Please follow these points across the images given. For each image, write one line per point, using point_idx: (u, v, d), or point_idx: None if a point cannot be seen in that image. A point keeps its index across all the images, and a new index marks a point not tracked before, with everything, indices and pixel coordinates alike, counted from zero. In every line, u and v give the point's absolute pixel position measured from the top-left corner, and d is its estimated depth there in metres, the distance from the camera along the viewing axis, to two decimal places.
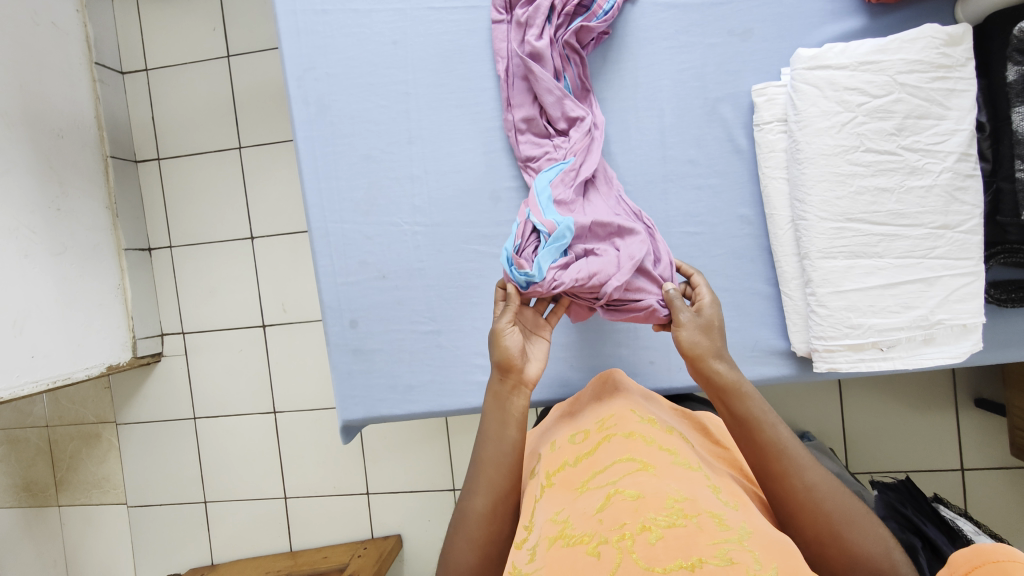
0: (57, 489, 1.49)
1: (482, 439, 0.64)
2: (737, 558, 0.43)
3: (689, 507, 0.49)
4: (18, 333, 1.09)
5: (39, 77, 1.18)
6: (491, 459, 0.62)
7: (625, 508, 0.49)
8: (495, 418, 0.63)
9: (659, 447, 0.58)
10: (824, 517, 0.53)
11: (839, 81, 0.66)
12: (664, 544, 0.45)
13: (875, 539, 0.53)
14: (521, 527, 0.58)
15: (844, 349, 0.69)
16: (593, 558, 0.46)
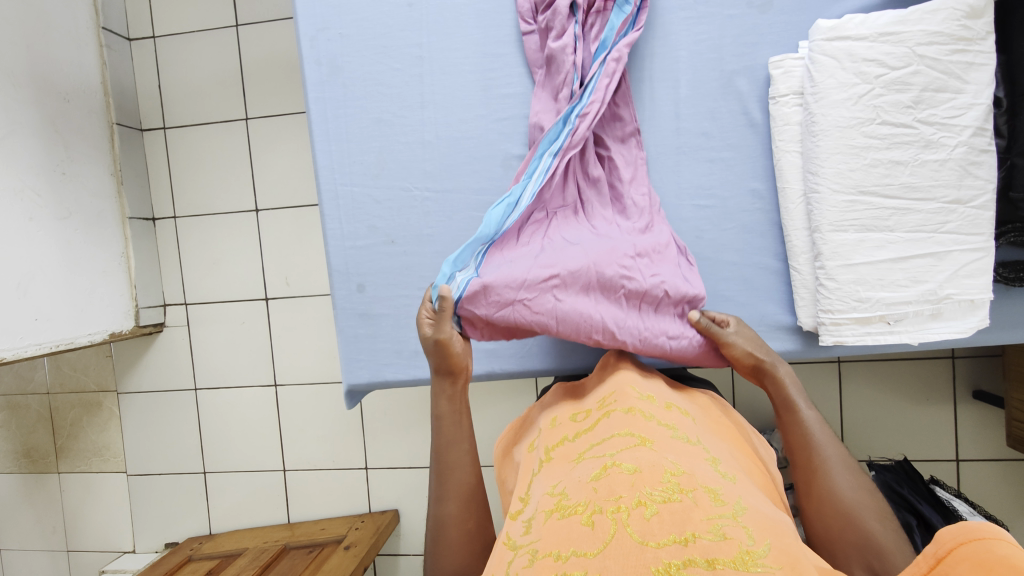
0: (58, 456, 1.50)
1: (439, 448, 0.66)
2: (730, 533, 0.44)
3: (686, 482, 0.48)
4: (22, 294, 1.09)
5: (46, 38, 1.17)
6: (455, 463, 0.65)
7: (622, 481, 0.49)
8: (450, 422, 0.66)
9: (657, 422, 0.57)
10: (828, 485, 0.58)
11: (858, 52, 0.65)
12: (660, 520, 0.45)
13: (874, 511, 0.55)
14: (517, 497, 0.59)
15: (850, 322, 0.69)
16: (587, 529, 0.47)
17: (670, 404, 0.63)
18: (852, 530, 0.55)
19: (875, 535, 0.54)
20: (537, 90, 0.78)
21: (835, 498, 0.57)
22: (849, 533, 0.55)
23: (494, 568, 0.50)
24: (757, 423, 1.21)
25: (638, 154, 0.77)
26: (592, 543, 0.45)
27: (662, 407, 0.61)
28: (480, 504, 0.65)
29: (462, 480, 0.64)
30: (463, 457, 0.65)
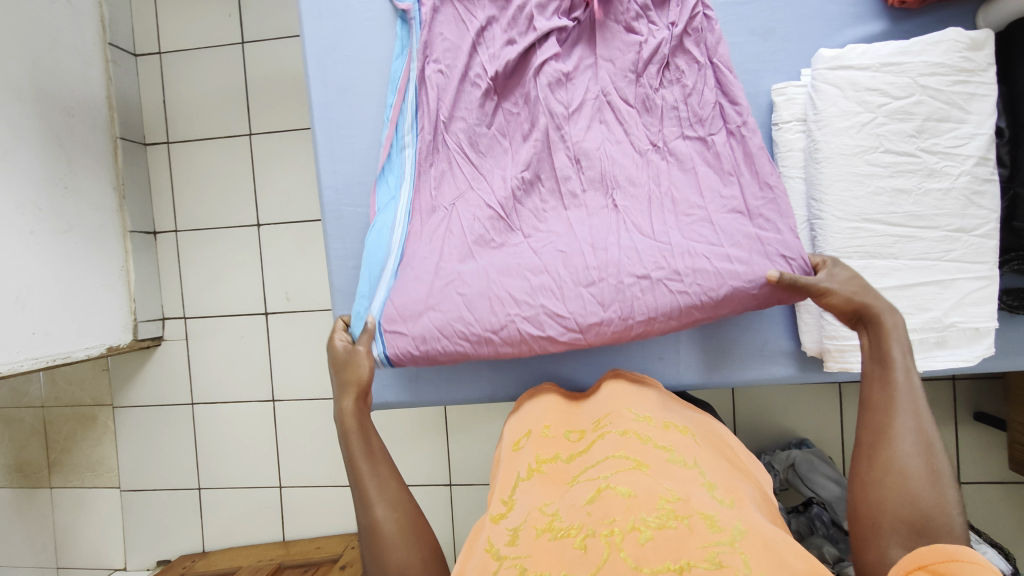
0: (50, 471, 1.48)
1: (362, 506, 0.59)
2: (726, 562, 0.44)
3: (681, 508, 0.48)
4: (20, 307, 1.08)
5: (53, 53, 1.18)
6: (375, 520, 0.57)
7: (617, 505, 0.49)
8: (373, 480, 0.60)
9: (653, 445, 0.57)
10: (896, 460, 0.52)
11: (861, 82, 0.66)
12: (654, 546, 0.45)
13: (936, 489, 0.49)
14: (498, 499, 0.59)
15: (855, 348, 0.69)
16: (581, 552, 0.46)
17: (669, 422, 0.63)
18: (905, 505, 0.49)
19: (938, 517, 0.48)
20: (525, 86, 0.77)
21: (902, 471, 0.51)
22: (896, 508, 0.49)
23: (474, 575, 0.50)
24: (758, 445, 1.20)
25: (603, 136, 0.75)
26: (585, 568, 0.45)
27: (660, 427, 0.61)
28: (421, 529, 0.58)
29: (399, 505, 0.59)
30: (378, 475, 0.61)
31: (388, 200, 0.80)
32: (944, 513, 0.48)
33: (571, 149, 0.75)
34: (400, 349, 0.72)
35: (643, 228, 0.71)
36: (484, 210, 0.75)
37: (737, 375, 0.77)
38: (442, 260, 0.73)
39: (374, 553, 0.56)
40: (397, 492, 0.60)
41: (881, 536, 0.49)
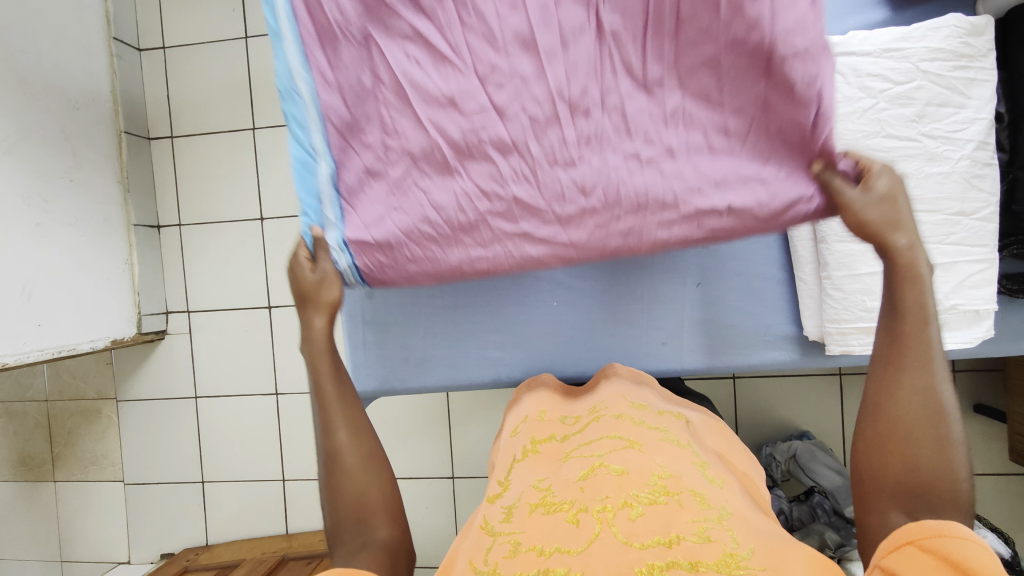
0: (54, 464, 1.49)
1: (325, 436, 0.59)
2: (715, 537, 0.45)
3: (672, 485, 0.50)
4: (27, 300, 1.09)
5: (59, 48, 1.19)
6: (333, 452, 0.58)
7: (609, 482, 0.50)
8: (340, 410, 0.60)
9: (647, 427, 0.59)
10: (905, 425, 0.48)
11: (862, 68, 0.67)
12: (644, 522, 0.46)
13: (946, 457, 0.47)
14: (493, 482, 0.60)
15: (857, 331, 0.69)
16: (572, 526, 0.47)
17: (663, 409, 0.65)
18: (905, 471, 0.47)
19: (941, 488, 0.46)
20: None
21: (910, 446, 0.47)
22: (901, 473, 0.47)
23: (471, 549, 0.51)
24: (758, 436, 1.21)
25: None
26: (577, 542, 0.46)
27: (655, 413, 0.64)
28: (376, 455, 0.59)
29: (364, 441, 0.59)
30: (343, 420, 0.59)
31: None
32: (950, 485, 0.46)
33: None
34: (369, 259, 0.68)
35: None
36: None
37: (739, 360, 0.78)
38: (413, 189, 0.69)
39: (330, 481, 0.57)
40: (359, 424, 0.60)
41: (881, 501, 0.48)
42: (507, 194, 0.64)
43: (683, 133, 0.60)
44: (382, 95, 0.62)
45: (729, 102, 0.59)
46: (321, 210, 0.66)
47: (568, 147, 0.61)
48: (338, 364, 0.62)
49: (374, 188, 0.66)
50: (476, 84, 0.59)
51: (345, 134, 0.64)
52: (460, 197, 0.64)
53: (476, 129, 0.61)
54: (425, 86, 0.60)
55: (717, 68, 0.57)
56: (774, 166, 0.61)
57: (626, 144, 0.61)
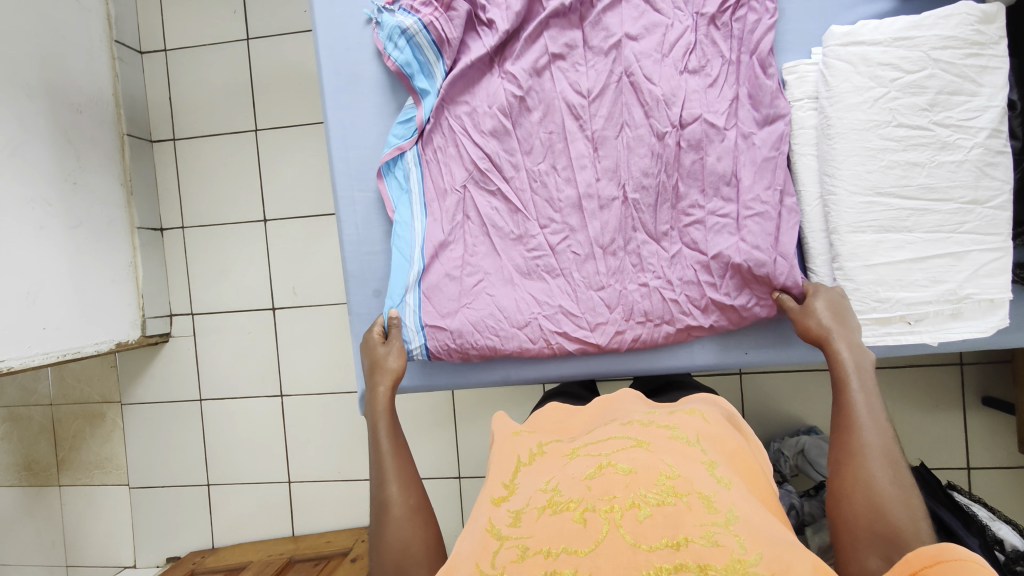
0: (59, 468, 1.48)
1: (378, 484, 0.63)
2: (722, 541, 0.45)
3: (681, 485, 0.49)
4: (31, 303, 1.09)
5: (61, 51, 1.19)
6: (383, 500, 0.62)
7: (617, 482, 0.50)
8: (394, 462, 0.65)
9: (656, 427, 0.58)
10: (862, 471, 0.55)
11: (872, 57, 0.66)
12: (652, 523, 0.46)
13: (905, 501, 0.52)
14: (498, 484, 0.60)
15: (870, 323, 0.70)
16: (579, 525, 0.47)
17: (673, 407, 0.64)
18: (872, 516, 0.52)
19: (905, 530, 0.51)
20: (541, 73, 0.77)
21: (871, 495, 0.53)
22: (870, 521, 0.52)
23: (476, 552, 0.51)
24: (766, 432, 1.20)
25: (617, 128, 0.76)
26: (584, 542, 0.46)
27: (664, 413, 0.63)
28: (425, 509, 0.62)
29: (413, 493, 0.62)
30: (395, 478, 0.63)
31: (400, 193, 0.80)
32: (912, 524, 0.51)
33: (590, 137, 0.76)
34: (439, 342, 0.77)
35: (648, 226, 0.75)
36: (505, 204, 0.78)
37: (750, 354, 0.78)
38: (467, 255, 0.79)
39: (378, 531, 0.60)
40: (410, 477, 0.64)
41: (858, 550, 0.52)
42: (553, 302, 0.77)
43: (681, 271, 0.75)
44: (471, 220, 0.80)
45: (714, 252, 0.74)
46: (407, 270, 0.78)
47: (599, 277, 0.77)
48: (394, 425, 0.68)
49: (444, 259, 0.79)
50: (537, 231, 0.78)
51: (439, 198, 0.80)
52: (511, 277, 0.78)
53: (531, 255, 0.78)
54: (500, 228, 0.79)
55: (704, 228, 0.74)
56: (748, 294, 0.74)
57: (639, 280, 0.76)
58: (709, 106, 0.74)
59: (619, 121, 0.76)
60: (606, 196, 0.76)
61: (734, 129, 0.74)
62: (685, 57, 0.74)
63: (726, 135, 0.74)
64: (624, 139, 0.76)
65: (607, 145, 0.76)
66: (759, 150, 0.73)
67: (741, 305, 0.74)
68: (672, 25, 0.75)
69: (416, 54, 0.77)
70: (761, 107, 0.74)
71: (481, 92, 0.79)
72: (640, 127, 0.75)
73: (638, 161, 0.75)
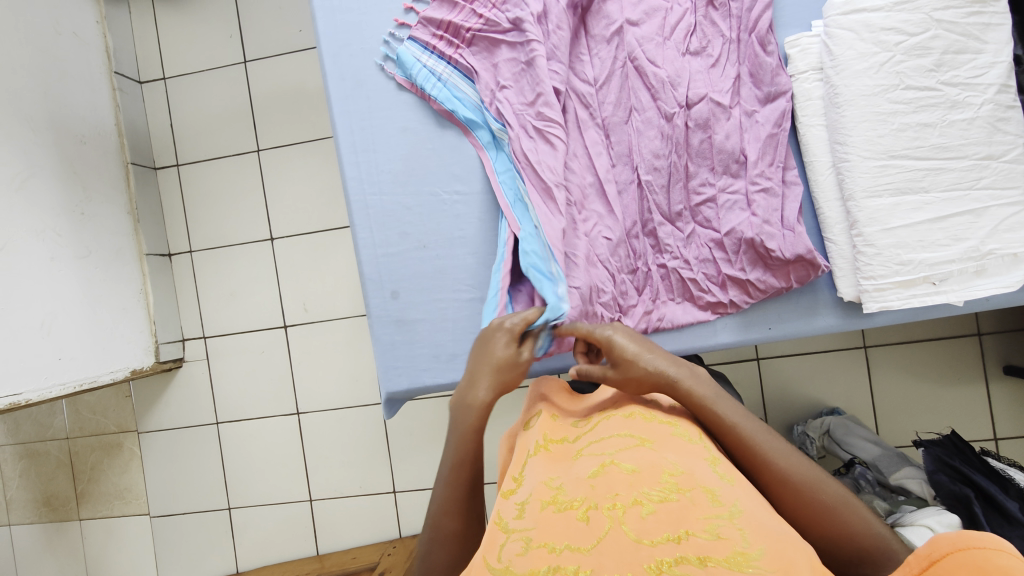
0: (78, 502, 1.47)
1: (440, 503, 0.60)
2: (724, 534, 0.44)
3: (684, 481, 0.48)
4: (46, 333, 1.09)
5: (63, 84, 1.21)
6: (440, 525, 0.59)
7: (621, 480, 0.49)
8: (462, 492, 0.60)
9: (658, 422, 0.57)
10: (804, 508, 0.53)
11: (875, 23, 0.67)
12: (656, 518, 0.45)
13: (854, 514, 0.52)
14: (508, 476, 0.57)
15: (894, 286, 0.69)
16: (582, 524, 0.47)
17: (675, 400, 0.62)
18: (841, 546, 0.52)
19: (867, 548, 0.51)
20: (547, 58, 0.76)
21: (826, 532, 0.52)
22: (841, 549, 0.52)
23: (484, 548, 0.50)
24: (790, 416, 1.19)
25: (625, 112, 0.77)
26: (587, 540, 0.45)
27: (665, 407, 0.61)
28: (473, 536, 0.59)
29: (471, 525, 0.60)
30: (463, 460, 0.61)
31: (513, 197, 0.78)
32: (867, 538, 0.51)
33: (600, 124, 0.78)
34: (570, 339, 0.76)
35: (662, 208, 0.76)
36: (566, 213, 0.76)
37: (776, 330, 0.77)
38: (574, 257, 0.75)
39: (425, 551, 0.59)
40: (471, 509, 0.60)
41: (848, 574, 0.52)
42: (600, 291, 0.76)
43: (697, 249, 0.76)
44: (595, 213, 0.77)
45: (727, 228, 0.74)
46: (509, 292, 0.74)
47: (626, 261, 0.77)
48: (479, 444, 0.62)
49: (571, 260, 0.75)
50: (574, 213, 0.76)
51: (543, 193, 0.75)
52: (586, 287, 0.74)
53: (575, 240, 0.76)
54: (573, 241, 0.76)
55: (716, 207, 0.75)
56: (762, 268, 0.74)
57: (658, 261, 0.77)
58: (713, 86, 0.75)
59: (626, 105, 0.77)
60: (622, 180, 0.78)
61: (738, 107, 0.75)
62: (686, 39, 0.76)
63: (731, 113, 0.74)
64: (634, 124, 0.77)
65: (621, 133, 0.78)
66: (763, 128, 0.74)
67: (756, 279, 0.74)
68: (672, 8, 0.77)
69: (454, 93, 0.79)
70: (764, 85, 0.75)
71: (518, 82, 0.77)
72: (648, 110, 0.76)
73: (648, 143, 0.76)
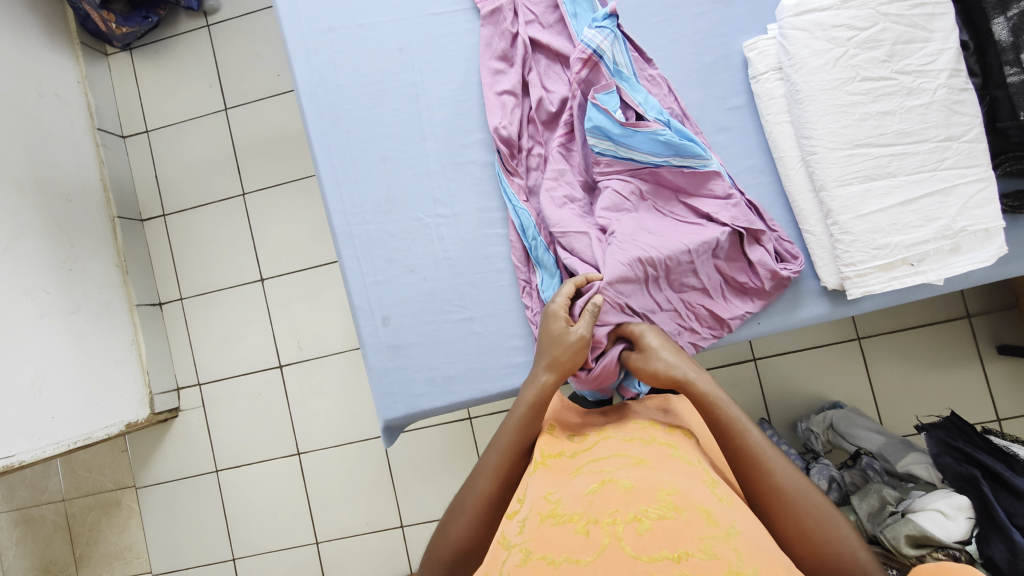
0: (78, 567, 1.43)
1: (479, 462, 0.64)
2: (721, 554, 0.44)
3: (680, 501, 0.48)
4: (38, 393, 1.08)
5: (46, 145, 1.22)
6: (478, 490, 0.62)
7: (617, 498, 0.49)
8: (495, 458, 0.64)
9: (657, 444, 0.57)
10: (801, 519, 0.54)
11: (826, 21, 0.70)
12: (653, 535, 0.45)
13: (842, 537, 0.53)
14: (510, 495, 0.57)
15: (874, 271, 0.70)
16: (581, 537, 0.46)
17: (672, 425, 0.62)
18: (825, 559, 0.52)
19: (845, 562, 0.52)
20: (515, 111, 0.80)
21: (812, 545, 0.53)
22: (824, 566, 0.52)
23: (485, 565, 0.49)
24: (792, 414, 1.18)
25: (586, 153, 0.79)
26: (586, 552, 0.45)
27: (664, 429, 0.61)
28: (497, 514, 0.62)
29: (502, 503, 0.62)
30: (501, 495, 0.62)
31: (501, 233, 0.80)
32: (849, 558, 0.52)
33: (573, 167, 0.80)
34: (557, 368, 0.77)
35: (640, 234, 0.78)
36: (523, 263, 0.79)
37: (765, 325, 0.77)
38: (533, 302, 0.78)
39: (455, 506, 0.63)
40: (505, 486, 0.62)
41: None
42: None
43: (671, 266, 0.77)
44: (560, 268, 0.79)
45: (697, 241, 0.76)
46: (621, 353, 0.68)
47: None
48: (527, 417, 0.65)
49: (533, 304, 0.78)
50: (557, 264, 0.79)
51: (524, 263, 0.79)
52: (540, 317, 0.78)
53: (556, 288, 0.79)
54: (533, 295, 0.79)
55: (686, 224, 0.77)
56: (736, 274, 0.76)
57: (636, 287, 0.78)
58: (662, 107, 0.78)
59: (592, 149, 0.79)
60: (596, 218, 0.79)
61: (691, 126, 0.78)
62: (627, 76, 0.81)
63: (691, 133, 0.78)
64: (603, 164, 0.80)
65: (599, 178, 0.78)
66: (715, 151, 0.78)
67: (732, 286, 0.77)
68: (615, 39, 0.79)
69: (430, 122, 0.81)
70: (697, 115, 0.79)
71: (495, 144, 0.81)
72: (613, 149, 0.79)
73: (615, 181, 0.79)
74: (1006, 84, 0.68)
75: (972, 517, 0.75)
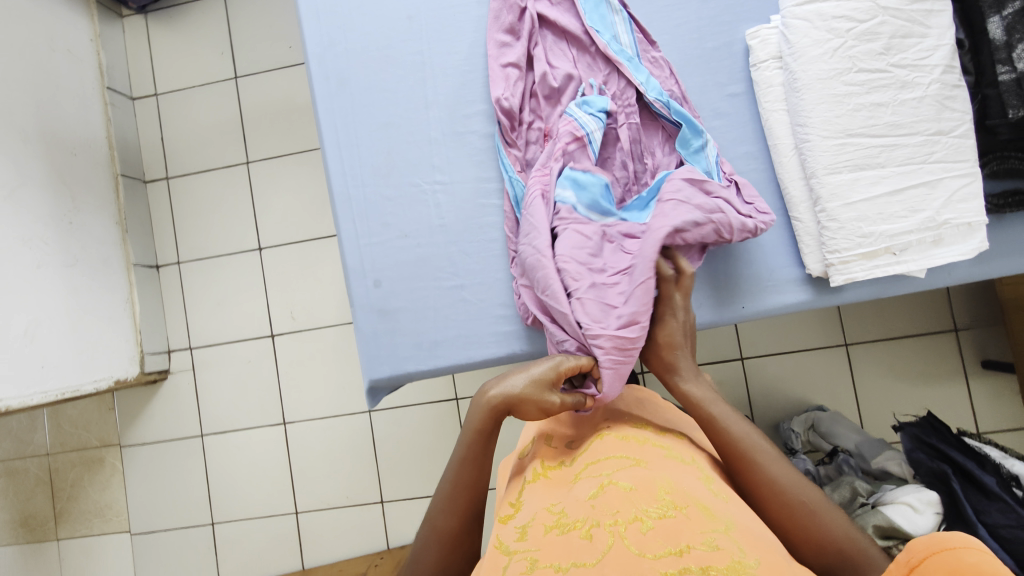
0: (57, 521, 1.44)
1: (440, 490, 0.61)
2: (721, 545, 0.45)
3: (679, 499, 0.49)
4: (30, 341, 1.09)
5: (55, 98, 1.23)
6: (440, 528, 0.59)
7: (618, 498, 0.49)
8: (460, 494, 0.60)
9: (652, 443, 0.58)
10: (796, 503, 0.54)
11: (826, 12, 0.71)
12: (656, 535, 0.46)
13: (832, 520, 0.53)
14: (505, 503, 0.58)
15: (858, 258, 0.72)
16: (587, 542, 0.47)
17: (664, 428, 0.63)
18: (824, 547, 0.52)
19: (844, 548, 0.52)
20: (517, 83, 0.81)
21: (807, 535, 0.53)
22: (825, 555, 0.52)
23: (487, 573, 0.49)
24: (775, 412, 1.19)
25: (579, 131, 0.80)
26: (591, 557, 0.45)
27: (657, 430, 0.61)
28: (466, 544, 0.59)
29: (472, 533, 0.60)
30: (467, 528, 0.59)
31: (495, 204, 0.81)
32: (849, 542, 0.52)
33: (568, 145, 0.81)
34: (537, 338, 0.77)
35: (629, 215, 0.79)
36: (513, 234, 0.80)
37: (750, 309, 0.78)
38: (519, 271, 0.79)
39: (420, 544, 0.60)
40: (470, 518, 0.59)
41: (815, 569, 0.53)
42: None
43: None
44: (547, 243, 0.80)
45: None
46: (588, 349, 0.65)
47: None
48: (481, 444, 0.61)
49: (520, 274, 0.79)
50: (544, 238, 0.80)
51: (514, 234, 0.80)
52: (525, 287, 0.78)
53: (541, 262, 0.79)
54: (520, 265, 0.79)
55: None
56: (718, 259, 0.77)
57: None
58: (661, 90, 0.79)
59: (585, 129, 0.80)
60: None
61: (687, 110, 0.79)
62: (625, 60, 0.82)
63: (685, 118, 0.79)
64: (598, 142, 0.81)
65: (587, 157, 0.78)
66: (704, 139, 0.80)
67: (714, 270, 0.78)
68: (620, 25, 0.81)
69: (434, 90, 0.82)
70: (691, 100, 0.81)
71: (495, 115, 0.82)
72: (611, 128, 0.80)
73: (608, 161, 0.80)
74: (997, 83, 0.70)
75: (939, 513, 0.77)
